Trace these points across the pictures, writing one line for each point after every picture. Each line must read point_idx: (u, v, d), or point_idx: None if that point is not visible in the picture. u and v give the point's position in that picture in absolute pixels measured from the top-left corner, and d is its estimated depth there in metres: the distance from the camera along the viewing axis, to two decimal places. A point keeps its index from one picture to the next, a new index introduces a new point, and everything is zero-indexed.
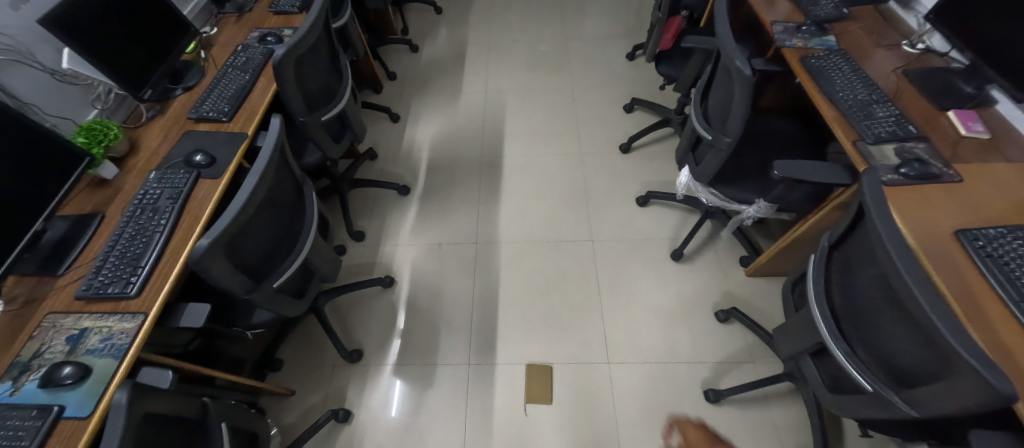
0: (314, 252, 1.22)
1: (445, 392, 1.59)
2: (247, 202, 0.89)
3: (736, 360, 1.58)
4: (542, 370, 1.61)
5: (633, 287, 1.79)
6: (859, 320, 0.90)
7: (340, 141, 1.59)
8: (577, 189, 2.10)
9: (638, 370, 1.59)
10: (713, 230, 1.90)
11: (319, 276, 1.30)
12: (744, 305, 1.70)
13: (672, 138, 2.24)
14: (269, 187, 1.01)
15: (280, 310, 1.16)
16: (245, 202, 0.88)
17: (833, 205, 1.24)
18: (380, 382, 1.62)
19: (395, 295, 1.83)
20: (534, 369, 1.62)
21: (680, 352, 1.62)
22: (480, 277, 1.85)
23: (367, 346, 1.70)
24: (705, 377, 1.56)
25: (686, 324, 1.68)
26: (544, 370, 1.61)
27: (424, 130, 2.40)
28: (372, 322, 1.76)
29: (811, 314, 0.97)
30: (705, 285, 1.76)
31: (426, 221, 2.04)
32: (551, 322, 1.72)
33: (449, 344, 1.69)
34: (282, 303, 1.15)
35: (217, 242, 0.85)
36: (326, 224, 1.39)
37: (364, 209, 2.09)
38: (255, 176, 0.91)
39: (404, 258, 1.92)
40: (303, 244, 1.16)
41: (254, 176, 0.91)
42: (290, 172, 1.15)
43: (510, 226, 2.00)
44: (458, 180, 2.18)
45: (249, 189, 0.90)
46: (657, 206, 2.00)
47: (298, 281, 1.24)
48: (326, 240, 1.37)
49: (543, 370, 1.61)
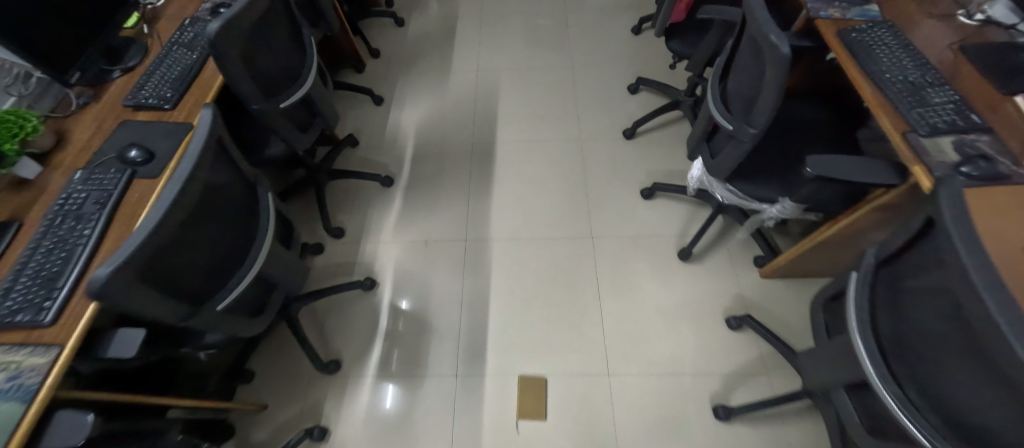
0: (271, 263, 1.06)
1: (431, 406, 1.46)
2: (165, 217, 0.71)
3: (749, 371, 1.44)
4: (535, 382, 1.47)
5: (636, 290, 1.63)
6: (909, 356, 0.74)
7: (308, 130, 1.40)
8: (576, 180, 1.92)
9: (641, 382, 1.45)
10: (726, 226, 1.72)
11: (281, 288, 1.14)
12: (758, 310, 1.54)
13: (681, 122, 2.04)
14: (202, 195, 0.84)
15: (235, 330, 1.01)
16: (163, 217, 0.71)
17: (872, 206, 1.09)
18: (360, 394, 1.49)
19: (377, 299, 1.67)
20: (526, 381, 1.48)
21: (687, 363, 1.47)
22: (470, 277, 1.70)
23: (346, 355, 1.56)
24: (713, 391, 1.42)
25: (694, 332, 1.53)
26: (537, 382, 1.47)
27: (410, 113, 2.20)
28: (352, 328, 1.62)
29: (853, 346, 0.81)
30: (716, 287, 1.61)
31: (411, 216, 1.87)
32: (546, 329, 1.58)
33: (436, 353, 1.55)
34: (234, 323, 1.00)
35: (126, 269, 0.68)
36: (289, 228, 1.22)
37: (343, 203, 1.92)
38: (175, 184, 0.73)
39: (387, 257, 1.76)
40: (255, 258, 0.99)
41: (175, 184, 0.73)
42: (235, 172, 0.97)
43: (503, 221, 1.83)
44: (446, 170, 1.99)
45: (168, 201, 0.72)
46: (664, 199, 1.83)
47: (259, 295, 1.09)
48: (289, 246, 1.20)
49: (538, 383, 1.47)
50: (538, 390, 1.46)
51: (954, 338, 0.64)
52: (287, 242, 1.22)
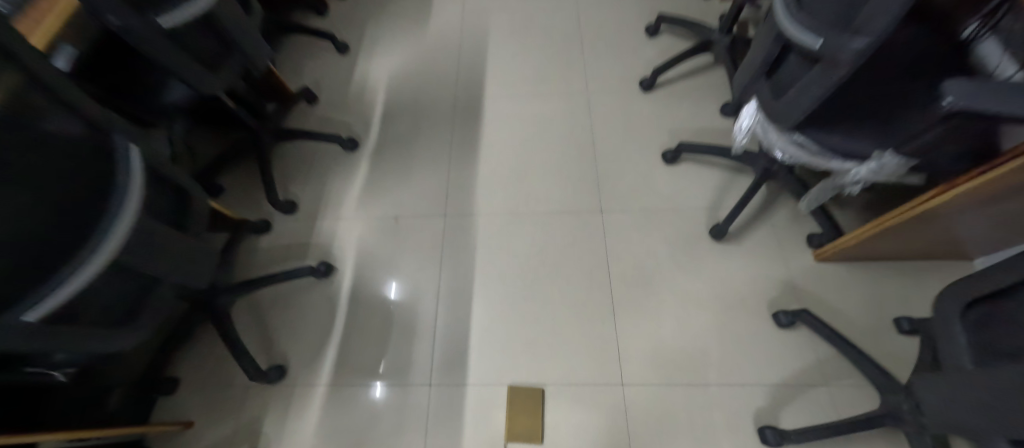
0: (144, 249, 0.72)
1: (397, 425, 1.15)
2: None
3: (804, 381, 1.12)
4: (529, 392, 1.16)
5: (656, 276, 1.30)
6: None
7: (221, 69, 1.04)
8: (582, 142, 1.56)
9: (664, 394, 1.14)
10: (771, 197, 1.37)
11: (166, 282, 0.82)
12: (815, 303, 1.21)
13: (711, 70, 1.66)
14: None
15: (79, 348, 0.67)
16: None
17: (1000, 173, 0.77)
18: (308, 409, 1.18)
19: (334, 288, 1.35)
20: (517, 391, 1.17)
21: (721, 371, 1.16)
22: (449, 261, 1.37)
23: (293, 359, 1.25)
24: (757, 407, 1.11)
25: (732, 331, 1.20)
26: (533, 392, 1.16)
27: (380, 63, 1.82)
28: (301, 325, 1.30)
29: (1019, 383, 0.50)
30: (758, 273, 1.27)
31: (378, 186, 1.52)
32: (544, 325, 1.26)
33: (405, 356, 1.24)
34: (75, 341, 0.66)
35: None
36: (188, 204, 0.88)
37: (296, 170, 1.57)
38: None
39: (348, 237, 1.43)
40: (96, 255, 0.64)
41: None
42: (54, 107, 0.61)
43: (491, 191, 1.49)
44: (423, 132, 1.63)
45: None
46: (691, 164, 1.47)
47: (130, 293, 0.76)
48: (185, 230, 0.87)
49: (534, 394, 1.15)
50: (533, 402, 1.14)
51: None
52: (185, 221, 0.88)
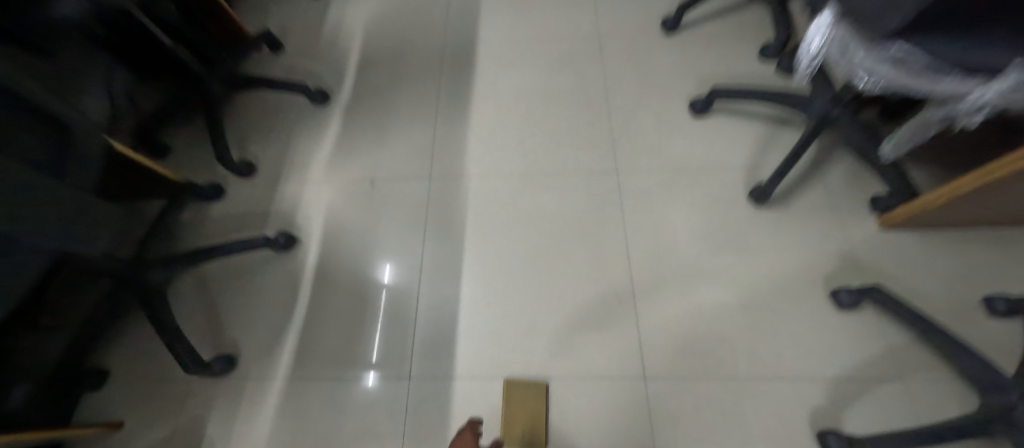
0: None
1: (368, 426, 0.94)
2: None
3: (872, 374, 0.90)
4: (532, 387, 0.94)
5: (684, 248, 1.08)
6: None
7: None
8: (594, 93, 1.32)
9: (698, 390, 0.92)
10: (823, 153, 1.13)
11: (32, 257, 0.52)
12: (884, 280, 0.98)
13: (745, 8, 1.41)
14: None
15: None
16: None
17: None
18: (262, 407, 0.97)
19: (297, 263, 1.13)
20: (515, 385, 0.94)
21: (766, 361, 0.94)
22: (435, 230, 1.15)
23: (245, 347, 1.03)
24: (815, 406, 0.89)
25: (780, 313, 0.98)
26: (537, 386, 0.94)
27: (357, 6, 1.57)
28: (256, 307, 1.08)
29: None
30: (810, 243, 1.04)
31: (352, 145, 1.29)
32: (547, 306, 1.04)
33: (380, 343, 1.02)
34: None
35: None
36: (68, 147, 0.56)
37: (256, 127, 1.33)
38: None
39: (315, 204, 1.20)
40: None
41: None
42: None
43: (486, 150, 1.26)
44: (405, 83, 1.39)
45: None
46: (724, 116, 1.23)
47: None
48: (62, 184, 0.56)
49: (539, 390, 0.93)
50: (536, 400, 0.92)
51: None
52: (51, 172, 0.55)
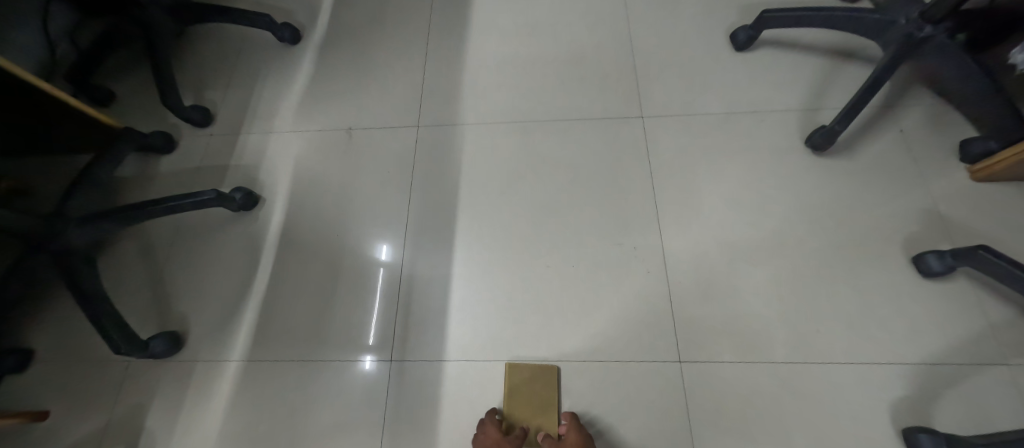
0: None
1: (341, 418, 0.77)
2: None
3: (969, 356, 0.72)
4: (539, 371, 0.76)
5: (725, 206, 0.88)
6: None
7: None
8: (613, 27, 1.11)
9: (746, 377, 0.74)
10: (895, 91, 0.93)
11: None
12: (981, 242, 0.78)
13: None
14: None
15: None
16: None
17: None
18: (213, 394, 0.80)
19: (259, 225, 0.95)
20: (518, 370, 0.77)
21: (832, 341, 0.75)
22: (424, 187, 0.96)
23: (196, 322, 0.86)
24: (898, 397, 0.71)
25: (848, 284, 0.79)
26: (545, 370, 0.76)
27: None
28: (210, 276, 0.90)
29: None
30: (883, 198, 0.85)
31: (327, 90, 1.10)
32: (559, 276, 0.85)
33: (356, 319, 0.85)
34: None
35: None
36: None
37: (215, 69, 1.13)
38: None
39: (282, 156, 1.02)
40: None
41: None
42: None
43: (484, 94, 1.06)
44: (390, 19, 1.18)
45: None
46: (772, 49, 1.02)
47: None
48: None
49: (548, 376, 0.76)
50: (545, 388, 0.75)
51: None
52: None
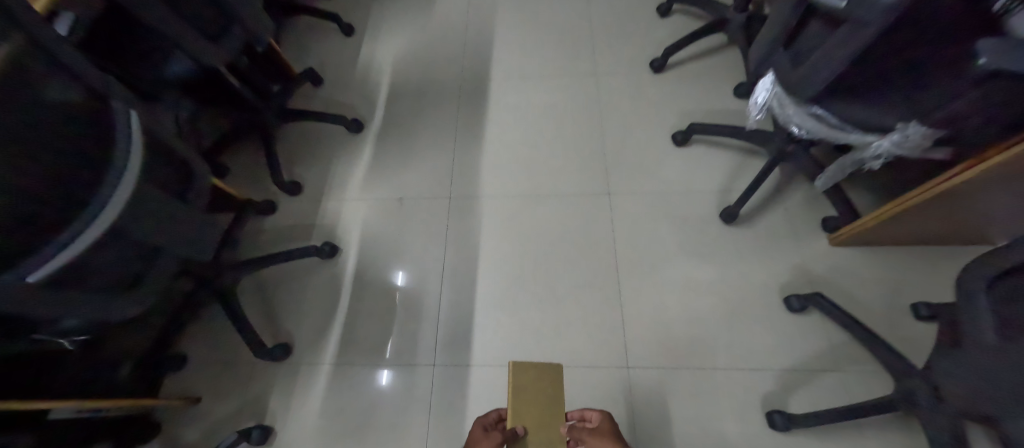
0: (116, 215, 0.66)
1: (401, 404, 1.15)
2: None
3: (817, 367, 1.09)
4: (546, 370, 0.80)
5: (667, 259, 1.27)
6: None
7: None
8: (590, 124, 1.53)
9: (670, 379, 1.12)
10: (783, 180, 1.34)
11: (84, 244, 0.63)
12: (829, 289, 1.17)
13: (724, 52, 1.61)
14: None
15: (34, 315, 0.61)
16: None
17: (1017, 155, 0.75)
18: (313, 388, 1.18)
19: (339, 269, 1.34)
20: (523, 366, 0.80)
21: (729, 354, 1.13)
22: (455, 242, 1.36)
23: (299, 337, 1.25)
24: (767, 391, 1.08)
25: (741, 315, 1.18)
26: (553, 370, 0.80)
27: (386, 43, 1.79)
28: (305, 303, 1.30)
29: None
30: (770, 256, 1.24)
31: (383, 168, 1.51)
32: (548, 308, 1.24)
33: (412, 337, 1.23)
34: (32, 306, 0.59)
35: None
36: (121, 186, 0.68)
37: (302, 152, 1.56)
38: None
39: (352, 218, 1.42)
40: (74, 239, 0.63)
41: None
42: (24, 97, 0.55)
43: (497, 175, 1.47)
44: (429, 114, 1.61)
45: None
46: (702, 145, 1.43)
47: (116, 257, 0.72)
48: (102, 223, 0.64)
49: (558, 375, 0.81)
50: (552, 389, 0.79)
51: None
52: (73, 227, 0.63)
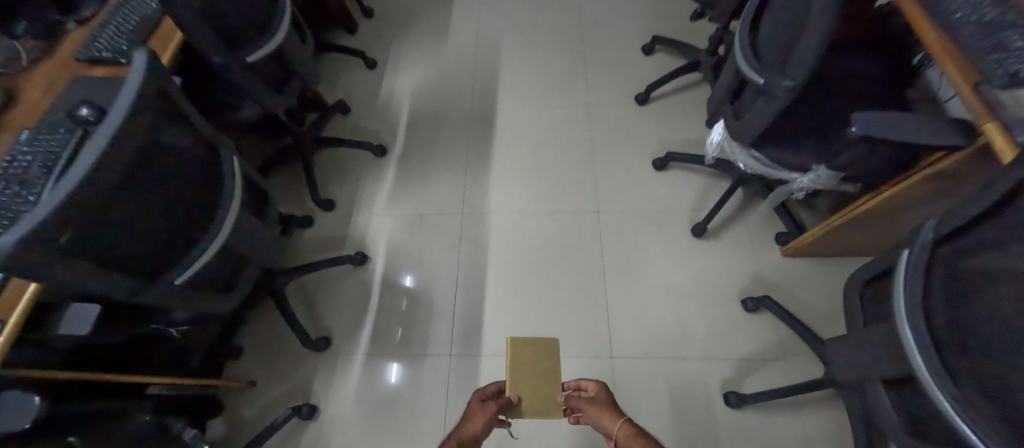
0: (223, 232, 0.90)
1: (424, 386, 1.38)
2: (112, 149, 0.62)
3: (766, 357, 1.33)
4: (541, 344, 1.03)
5: (646, 267, 1.51)
6: (999, 369, 0.57)
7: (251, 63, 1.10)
8: (583, 150, 1.77)
9: (646, 366, 1.35)
10: (745, 201, 1.58)
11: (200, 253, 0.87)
12: (779, 293, 1.41)
13: (699, 87, 1.86)
14: (142, 169, 0.71)
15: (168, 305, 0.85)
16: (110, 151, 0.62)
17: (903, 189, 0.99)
18: (350, 373, 1.42)
19: (369, 274, 1.58)
20: (520, 343, 1.02)
21: (696, 346, 1.37)
22: (466, 252, 1.60)
23: (336, 331, 1.49)
24: (725, 377, 1.32)
25: (706, 314, 1.41)
26: (545, 345, 1.02)
27: (405, 76, 2.04)
28: (341, 304, 1.54)
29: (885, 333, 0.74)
30: (731, 265, 1.48)
31: (404, 187, 1.76)
32: (545, 308, 1.47)
33: (432, 331, 1.47)
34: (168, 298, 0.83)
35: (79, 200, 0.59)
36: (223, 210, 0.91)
37: (334, 173, 1.81)
38: (94, 154, 0.59)
39: (378, 231, 1.66)
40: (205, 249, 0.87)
41: (90, 160, 0.58)
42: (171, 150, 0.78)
43: (503, 194, 1.71)
44: (443, 140, 1.86)
45: (75, 182, 0.58)
46: (677, 170, 1.68)
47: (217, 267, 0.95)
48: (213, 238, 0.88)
49: (549, 351, 1.02)
50: (546, 358, 1.01)
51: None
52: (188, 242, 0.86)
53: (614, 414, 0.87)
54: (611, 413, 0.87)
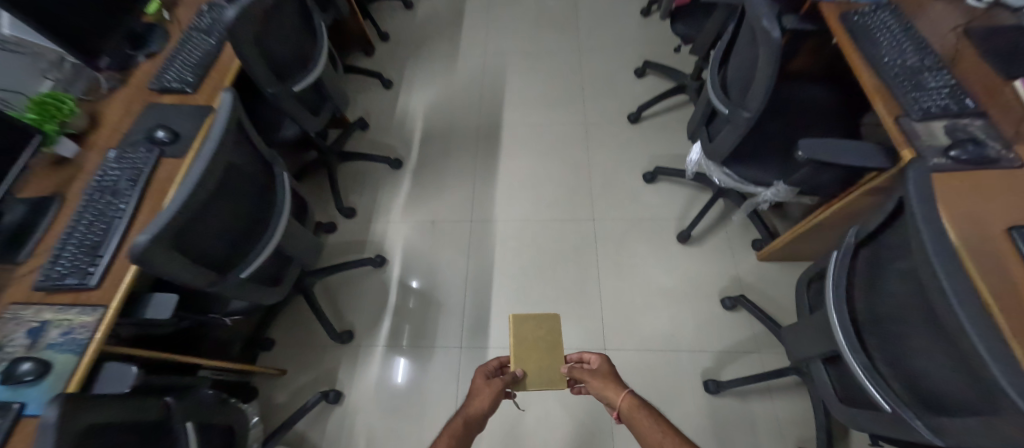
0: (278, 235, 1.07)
1: (437, 375, 1.55)
2: (209, 166, 0.79)
3: (741, 349, 1.50)
4: (542, 322, 1.20)
5: (637, 269, 1.68)
6: (895, 344, 0.74)
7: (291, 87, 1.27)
8: (580, 164, 1.96)
9: (635, 357, 1.52)
10: (725, 211, 1.76)
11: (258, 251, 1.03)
12: (754, 293, 1.58)
13: (686, 108, 2.05)
14: (219, 182, 0.89)
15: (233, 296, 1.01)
16: (206, 167, 0.79)
17: (851, 202, 1.17)
18: (371, 363, 1.59)
19: (387, 275, 1.76)
20: (523, 321, 1.19)
21: (680, 340, 1.53)
22: (475, 256, 1.77)
23: (359, 326, 1.66)
24: (705, 367, 1.48)
25: (689, 312, 1.58)
26: (545, 323, 1.20)
27: (419, 95, 2.23)
28: (362, 301, 1.71)
29: (821, 320, 0.91)
30: (712, 268, 1.65)
31: (418, 197, 1.94)
32: (546, 306, 1.64)
33: (444, 326, 1.64)
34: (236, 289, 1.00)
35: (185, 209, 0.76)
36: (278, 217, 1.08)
37: (355, 184, 1.99)
38: (197, 172, 0.77)
39: (395, 237, 1.84)
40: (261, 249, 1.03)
41: (194, 176, 0.77)
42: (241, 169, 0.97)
43: (508, 203, 1.89)
44: (453, 154, 2.04)
45: (185, 193, 0.76)
46: (665, 183, 1.86)
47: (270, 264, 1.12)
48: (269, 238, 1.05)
49: (550, 328, 1.19)
50: (547, 335, 1.18)
51: (920, 298, 0.68)
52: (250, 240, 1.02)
53: (617, 387, 1.03)
54: (613, 386, 1.04)
